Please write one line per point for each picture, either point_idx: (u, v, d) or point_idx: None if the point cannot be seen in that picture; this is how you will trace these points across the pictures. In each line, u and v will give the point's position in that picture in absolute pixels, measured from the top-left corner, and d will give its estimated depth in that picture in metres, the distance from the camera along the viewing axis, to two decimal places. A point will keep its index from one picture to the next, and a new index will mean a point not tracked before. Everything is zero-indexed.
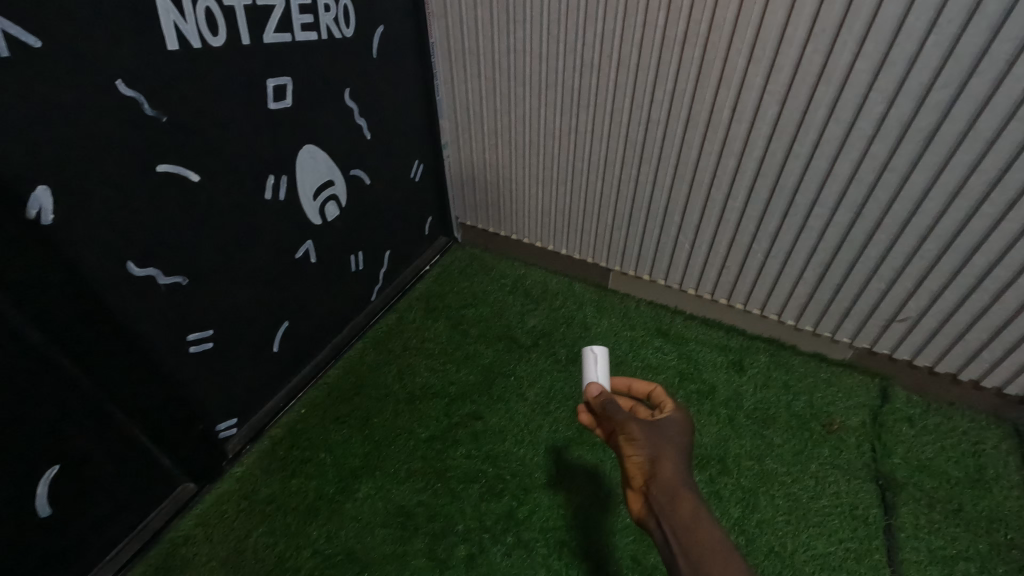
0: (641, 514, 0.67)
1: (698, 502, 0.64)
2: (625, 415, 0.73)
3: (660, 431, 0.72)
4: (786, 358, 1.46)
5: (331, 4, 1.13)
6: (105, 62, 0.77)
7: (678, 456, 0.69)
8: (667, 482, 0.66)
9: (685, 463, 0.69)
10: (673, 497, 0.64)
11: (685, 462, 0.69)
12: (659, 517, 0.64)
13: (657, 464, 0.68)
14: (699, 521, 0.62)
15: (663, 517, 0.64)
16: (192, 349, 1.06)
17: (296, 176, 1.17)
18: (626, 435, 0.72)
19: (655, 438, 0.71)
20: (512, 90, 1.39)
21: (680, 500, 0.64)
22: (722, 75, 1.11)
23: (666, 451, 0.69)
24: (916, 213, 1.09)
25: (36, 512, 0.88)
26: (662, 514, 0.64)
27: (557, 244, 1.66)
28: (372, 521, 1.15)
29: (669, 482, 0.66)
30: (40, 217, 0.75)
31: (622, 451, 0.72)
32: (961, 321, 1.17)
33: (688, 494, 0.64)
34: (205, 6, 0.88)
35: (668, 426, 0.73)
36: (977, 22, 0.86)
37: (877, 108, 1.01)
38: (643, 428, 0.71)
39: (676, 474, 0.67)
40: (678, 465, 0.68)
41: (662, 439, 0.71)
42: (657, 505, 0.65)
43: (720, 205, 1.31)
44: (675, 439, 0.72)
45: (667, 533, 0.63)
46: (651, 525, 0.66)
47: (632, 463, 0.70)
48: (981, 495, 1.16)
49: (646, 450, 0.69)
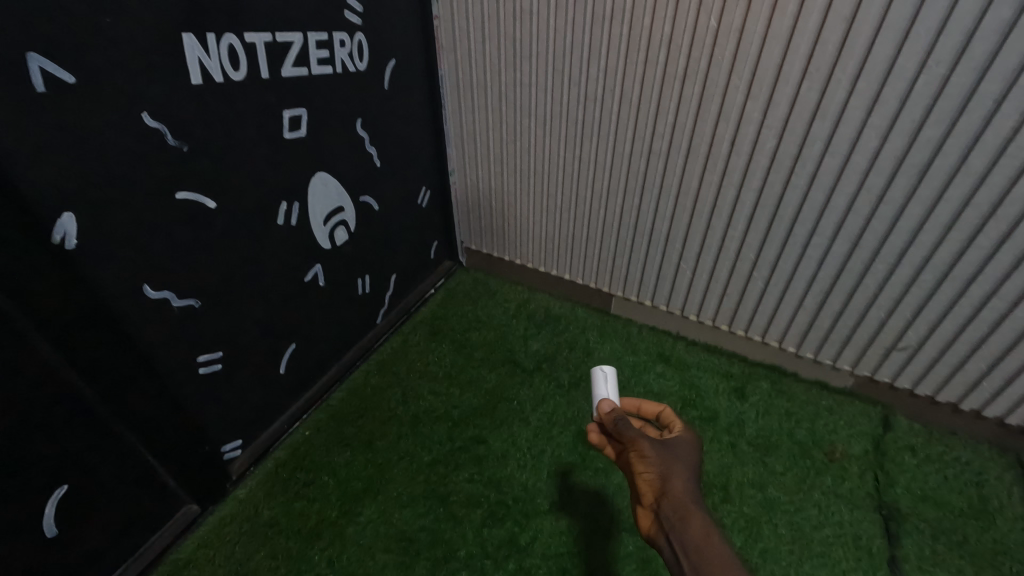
0: (652, 531, 0.70)
1: (708, 521, 0.67)
2: (636, 431, 0.77)
3: (670, 450, 0.75)
4: (788, 385, 1.46)
5: (346, 40, 1.18)
6: (134, 96, 0.81)
7: (688, 476, 0.72)
8: (678, 500, 0.69)
9: (695, 482, 0.72)
10: (684, 514, 0.67)
11: (695, 482, 0.72)
12: (669, 535, 0.67)
13: (668, 482, 0.71)
14: (710, 539, 0.65)
15: (674, 535, 0.66)
16: (201, 370, 1.08)
17: (308, 202, 1.21)
18: (636, 452, 0.75)
19: (665, 456, 0.74)
20: (518, 121, 1.44)
21: (691, 517, 0.67)
22: (720, 110, 1.15)
23: (676, 469, 0.72)
24: (911, 245, 1.11)
25: (42, 531, 0.88)
26: (672, 531, 0.67)
27: (560, 269, 1.69)
28: (374, 545, 1.15)
29: (679, 500, 0.69)
30: (63, 242, 0.78)
31: (633, 468, 0.75)
32: (960, 351, 1.19)
33: (698, 513, 0.67)
34: (228, 43, 0.93)
35: (677, 446, 0.76)
36: (965, 65, 0.90)
37: (872, 144, 1.04)
38: (653, 446, 0.75)
39: (686, 492, 0.70)
40: (688, 483, 0.71)
41: (673, 458, 0.74)
42: (668, 522, 0.68)
43: (720, 234, 1.33)
44: (684, 458, 0.75)
45: (677, 551, 0.66)
46: (660, 543, 0.69)
47: (644, 480, 0.73)
48: (984, 526, 1.15)
49: (656, 467, 0.73)
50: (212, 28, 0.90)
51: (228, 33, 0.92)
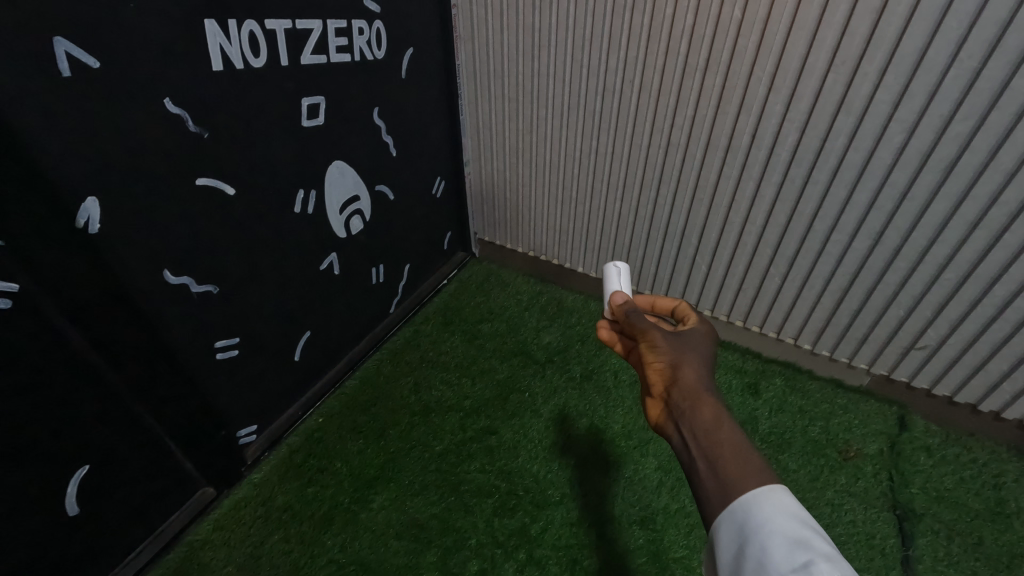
0: (660, 419, 0.69)
1: (719, 407, 0.65)
2: (648, 325, 0.76)
3: (683, 341, 0.74)
4: (802, 382, 1.45)
5: (365, 28, 1.18)
6: (156, 82, 0.82)
7: (699, 363, 0.70)
8: (688, 386, 0.67)
9: (708, 371, 0.70)
10: (694, 400, 0.66)
11: (707, 371, 0.70)
12: (678, 421, 0.65)
13: (678, 369, 0.70)
14: (719, 422, 0.63)
15: (682, 419, 0.65)
16: (218, 356, 1.09)
17: (324, 191, 1.21)
18: (648, 343, 0.75)
19: (677, 346, 0.73)
20: (535, 111, 1.43)
21: (701, 403, 0.65)
22: (742, 102, 1.13)
23: (687, 358, 0.71)
24: (935, 242, 1.09)
25: (64, 510, 0.90)
26: (680, 415, 0.65)
27: (573, 261, 1.69)
28: (386, 532, 1.16)
29: (689, 386, 0.67)
30: (87, 226, 0.79)
31: (644, 359, 0.75)
32: (981, 351, 1.17)
33: (709, 398, 0.65)
34: (249, 30, 0.93)
35: (691, 338, 0.75)
36: (998, 58, 0.87)
37: (897, 139, 1.02)
38: (665, 337, 0.74)
39: (696, 379, 0.68)
40: (699, 371, 0.69)
41: (685, 347, 0.73)
42: (676, 406, 0.66)
43: (738, 229, 1.32)
44: (697, 349, 0.73)
45: (685, 436, 0.64)
46: (670, 431, 0.67)
47: (654, 369, 0.72)
48: (1001, 529, 1.14)
49: (667, 356, 0.72)
50: (234, 15, 0.90)
51: (249, 20, 0.92)
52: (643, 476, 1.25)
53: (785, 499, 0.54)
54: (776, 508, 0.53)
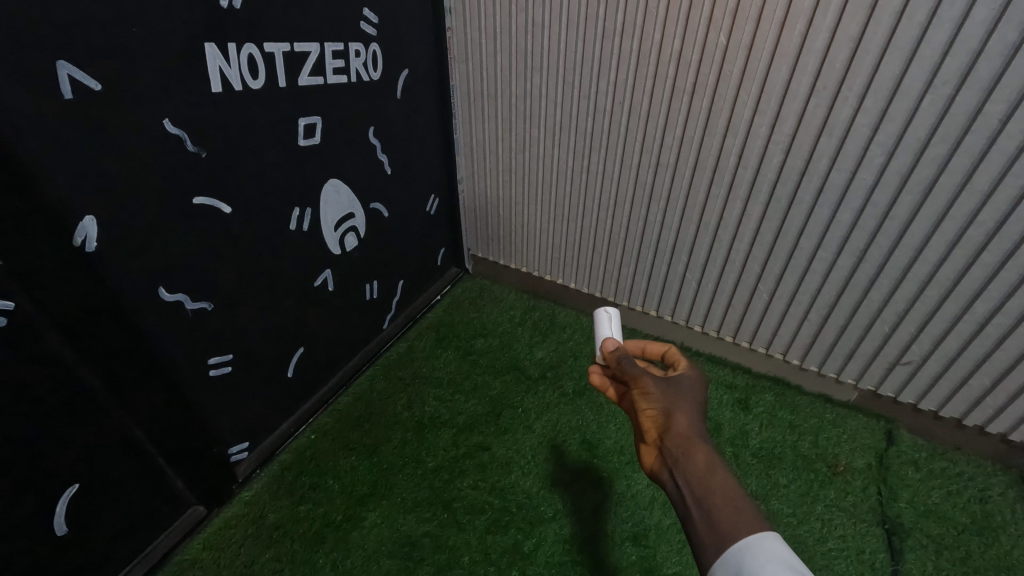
0: (654, 466, 0.70)
1: (711, 454, 0.66)
2: (639, 370, 0.78)
3: (674, 387, 0.76)
4: (791, 397, 1.47)
5: (361, 50, 1.21)
6: (156, 104, 0.83)
7: (691, 411, 0.72)
8: (680, 434, 0.69)
9: (699, 419, 0.72)
10: (687, 448, 0.67)
11: (699, 418, 0.72)
12: (672, 468, 0.67)
13: (671, 416, 0.71)
14: (713, 470, 0.64)
15: (677, 467, 0.66)
16: (211, 372, 1.09)
17: (319, 209, 1.23)
18: (641, 390, 0.76)
19: (669, 393, 0.75)
20: (527, 132, 1.46)
21: (694, 451, 0.67)
22: (728, 124, 1.17)
23: (679, 405, 0.73)
24: (916, 261, 1.12)
25: (53, 529, 0.89)
26: (675, 464, 0.67)
27: (566, 277, 1.71)
28: (378, 550, 1.15)
29: (682, 434, 0.69)
30: (84, 245, 0.79)
31: (636, 406, 0.76)
32: (964, 366, 1.19)
33: (701, 446, 0.67)
34: (248, 52, 0.95)
35: (682, 384, 0.77)
36: (970, 86, 0.91)
37: (878, 160, 1.06)
38: (658, 384, 0.76)
39: (688, 427, 0.70)
40: (692, 419, 0.71)
41: (677, 395, 0.74)
42: (670, 454, 0.68)
43: (726, 246, 1.34)
44: (688, 395, 0.75)
45: (679, 483, 0.65)
46: (663, 478, 0.68)
47: (647, 417, 0.74)
48: (988, 542, 1.15)
49: (659, 403, 0.74)
50: (233, 38, 0.92)
51: (249, 43, 0.95)
52: (636, 493, 1.25)
53: (779, 549, 0.56)
54: (770, 559, 0.54)
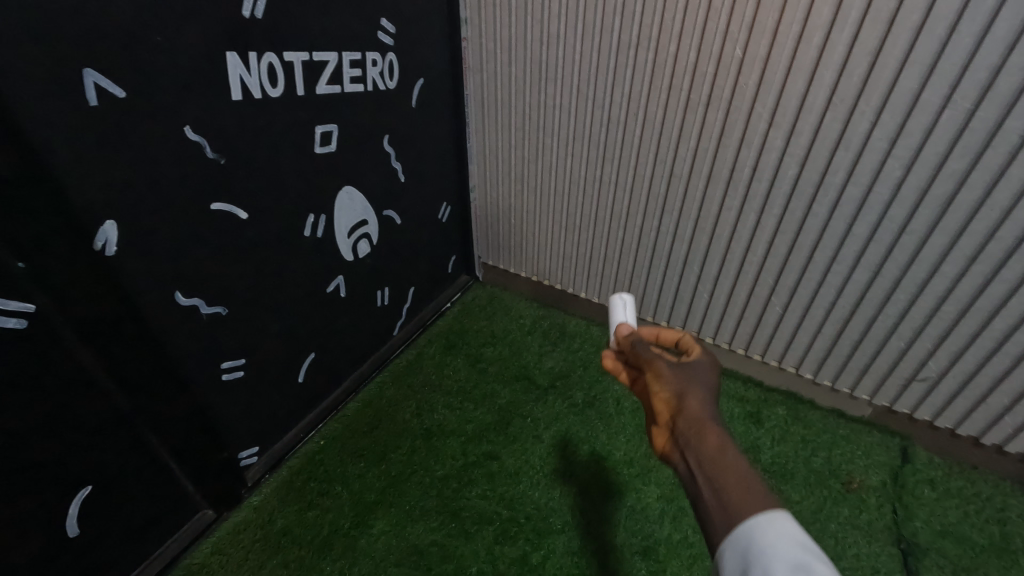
0: (666, 448, 0.69)
1: (723, 437, 0.65)
2: (653, 354, 0.77)
3: (688, 370, 0.74)
4: (804, 412, 1.45)
5: (378, 59, 1.22)
6: (177, 110, 0.85)
7: (705, 394, 0.70)
8: (692, 416, 0.68)
9: (714, 401, 0.70)
10: (699, 429, 0.66)
11: (713, 401, 0.70)
12: (682, 450, 0.66)
13: (683, 398, 0.70)
14: (724, 451, 0.63)
15: (688, 449, 0.65)
16: (224, 377, 1.10)
17: (334, 216, 1.24)
18: (653, 372, 0.75)
19: (683, 375, 0.73)
20: (541, 141, 1.46)
21: (706, 432, 0.65)
22: (743, 136, 1.17)
23: (692, 387, 0.71)
24: (933, 276, 1.11)
25: (65, 531, 0.90)
26: (686, 446, 0.65)
27: (576, 287, 1.70)
28: (385, 558, 1.15)
29: (694, 416, 0.67)
30: (104, 249, 0.80)
31: (648, 389, 0.76)
32: (982, 384, 1.17)
33: (713, 428, 0.66)
34: (268, 61, 0.96)
35: (697, 367, 0.75)
36: (991, 101, 0.91)
37: (895, 174, 1.05)
38: (670, 366, 0.74)
39: (701, 409, 0.68)
40: (705, 401, 0.69)
41: (691, 377, 0.73)
42: (681, 436, 0.67)
43: (739, 258, 1.34)
44: (703, 378, 0.73)
45: (690, 465, 0.64)
46: (674, 460, 0.67)
47: (659, 399, 0.73)
48: (1007, 565, 1.13)
49: (671, 385, 0.72)
50: (254, 47, 0.93)
51: (268, 52, 0.96)
52: (645, 505, 1.24)
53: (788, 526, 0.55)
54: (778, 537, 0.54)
